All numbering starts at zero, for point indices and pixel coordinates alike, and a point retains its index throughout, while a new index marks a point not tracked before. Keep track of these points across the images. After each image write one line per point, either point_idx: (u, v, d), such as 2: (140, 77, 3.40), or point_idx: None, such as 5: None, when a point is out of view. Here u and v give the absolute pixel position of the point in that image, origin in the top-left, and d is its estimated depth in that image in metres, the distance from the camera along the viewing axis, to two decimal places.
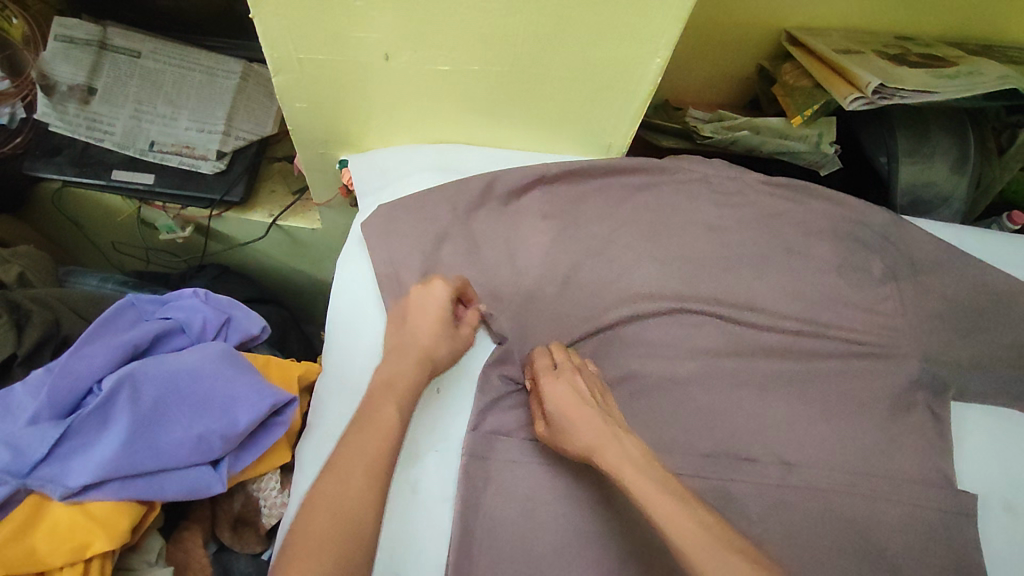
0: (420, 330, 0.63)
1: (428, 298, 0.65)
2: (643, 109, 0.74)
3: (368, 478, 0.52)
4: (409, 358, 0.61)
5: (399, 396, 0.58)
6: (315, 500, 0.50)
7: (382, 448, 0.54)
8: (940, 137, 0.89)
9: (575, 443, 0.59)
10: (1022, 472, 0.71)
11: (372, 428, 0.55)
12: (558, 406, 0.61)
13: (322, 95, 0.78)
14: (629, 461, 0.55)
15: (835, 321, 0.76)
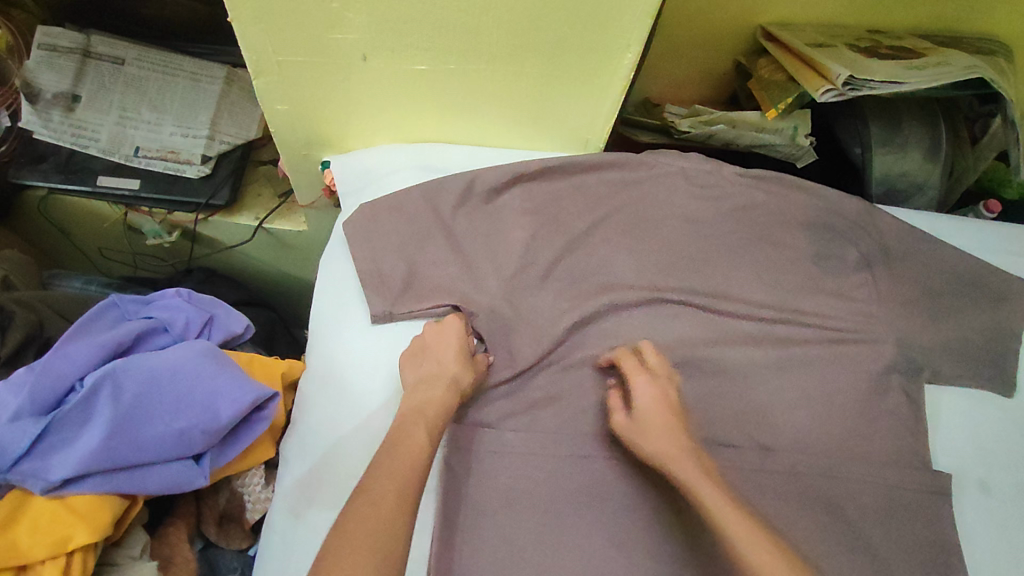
0: (443, 360, 0.65)
1: (444, 331, 0.67)
2: (618, 104, 0.76)
3: (401, 493, 0.54)
4: (438, 388, 0.63)
5: (429, 420, 0.61)
6: (350, 515, 0.52)
7: (413, 467, 0.56)
8: (912, 126, 0.91)
9: (657, 445, 0.61)
10: (995, 451, 0.73)
11: (400, 450, 0.58)
12: (649, 407, 0.64)
13: (303, 98, 0.79)
14: (706, 477, 0.59)
15: (810, 308, 0.78)
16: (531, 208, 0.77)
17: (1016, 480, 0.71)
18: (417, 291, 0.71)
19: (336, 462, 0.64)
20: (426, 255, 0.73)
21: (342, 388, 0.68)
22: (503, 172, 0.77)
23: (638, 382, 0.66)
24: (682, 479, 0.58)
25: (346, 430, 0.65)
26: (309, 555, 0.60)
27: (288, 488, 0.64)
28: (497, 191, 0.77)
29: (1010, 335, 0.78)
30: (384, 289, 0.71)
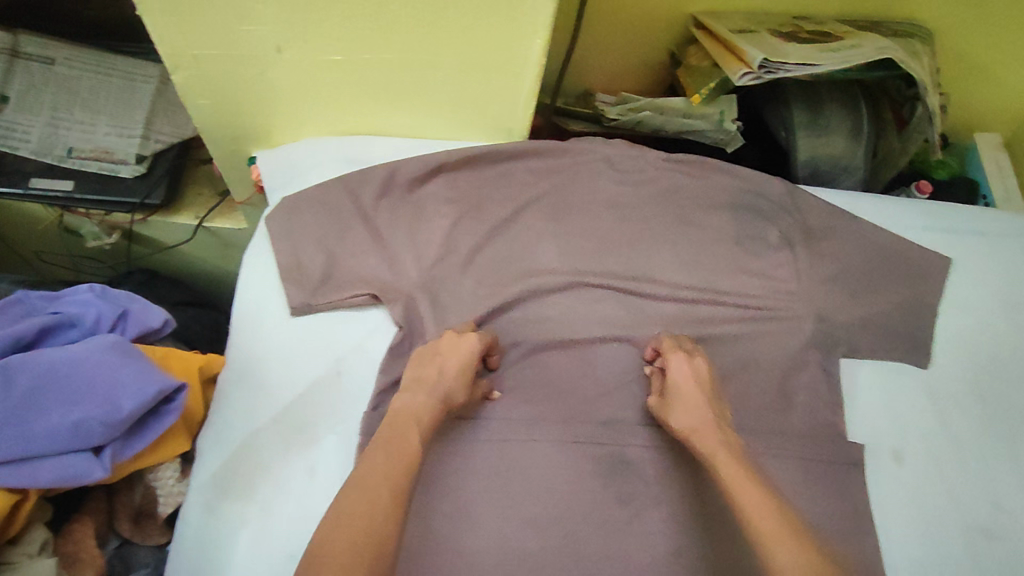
0: (447, 371, 0.64)
1: (460, 343, 0.66)
2: (534, 91, 0.76)
3: (394, 495, 0.51)
4: (430, 395, 0.62)
5: (421, 425, 0.59)
6: (340, 511, 0.49)
7: (405, 469, 0.54)
8: (834, 108, 0.93)
9: (683, 419, 0.65)
10: (908, 422, 0.75)
11: (396, 451, 0.55)
12: (681, 385, 0.67)
13: (223, 91, 0.78)
14: (732, 451, 0.60)
15: (731, 289, 0.79)
16: (454, 197, 0.77)
17: (925, 447, 0.74)
18: (337, 282, 0.71)
19: (252, 454, 0.64)
20: (346, 245, 0.73)
21: (261, 379, 0.68)
22: (424, 162, 0.76)
23: (674, 360, 0.69)
24: (705, 451, 0.61)
25: (263, 422, 0.66)
26: (222, 546, 0.61)
27: (203, 482, 0.63)
28: (419, 181, 0.77)
29: (924, 309, 0.81)
30: (303, 281, 0.71)
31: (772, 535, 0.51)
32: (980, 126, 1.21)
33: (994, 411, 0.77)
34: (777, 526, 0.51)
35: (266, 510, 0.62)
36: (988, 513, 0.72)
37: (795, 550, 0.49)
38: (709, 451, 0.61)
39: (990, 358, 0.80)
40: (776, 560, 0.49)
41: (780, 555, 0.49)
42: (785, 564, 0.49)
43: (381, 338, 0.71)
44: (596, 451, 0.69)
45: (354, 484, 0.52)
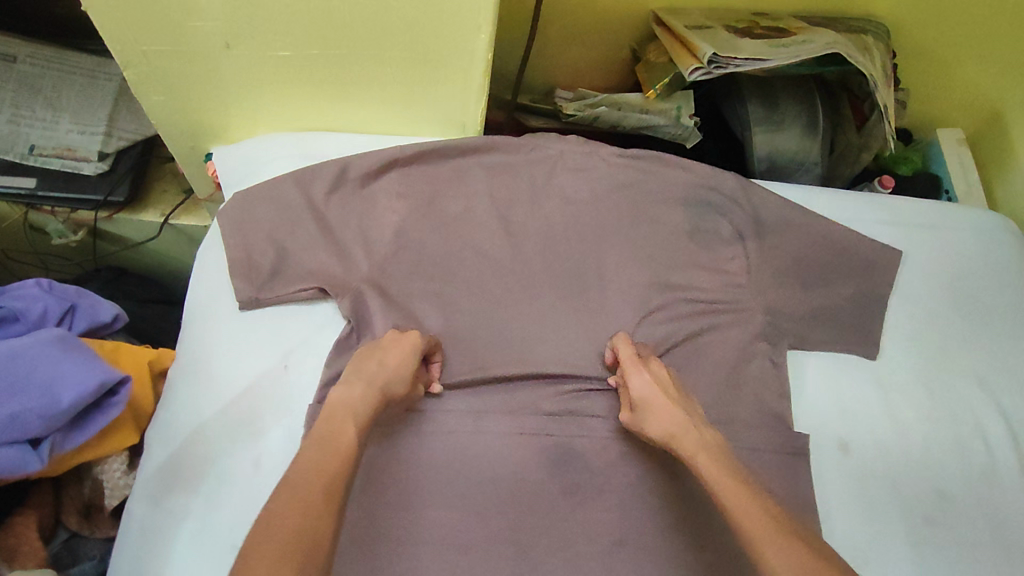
0: (387, 364, 0.64)
1: (401, 338, 0.66)
2: (484, 86, 0.77)
3: (327, 489, 0.50)
4: (368, 387, 0.61)
5: (357, 418, 0.58)
6: (273, 508, 0.47)
7: (339, 464, 0.53)
8: (790, 104, 0.94)
9: (657, 428, 0.64)
10: (855, 412, 0.76)
11: (330, 447, 0.54)
12: (645, 396, 0.66)
13: (175, 87, 0.78)
14: (706, 450, 0.60)
15: (683, 282, 0.79)
16: (405, 192, 0.77)
17: (870, 438, 0.75)
18: (286, 276, 0.72)
19: (198, 447, 0.65)
20: (297, 240, 0.72)
21: (208, 374, 0.68)
22: (376, 158, 0.77)
23: (631, 374, 0.67)
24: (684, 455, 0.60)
25: (209, 416, 0.66)
26: (166, 539, 0.61)
27: (149, 476, 0.64)
28: (371, 176, 0.77)
29: (874, 301, 0.81)
30: (252, 274, 0.71)
31: (758, 534, 0.50)
32: (943, 120, 1.22)
33: (944, 403, 0.78)
34: (761, 520, 0.51)
35: (210, 502, 0.63)
36: (931, 501, 0.73)
37: (783, 545, 0.49)
38: (688, 454, 0.60)
39: (941, 350, 0.80)
40: (762, 556, 0.49)
41: (767, 551, 0.49)
42: (775, 563, 0.48)
43: (329, 333, 0.71)
44: (543, 443, 0.70)
45: (288, 481, 0.50)
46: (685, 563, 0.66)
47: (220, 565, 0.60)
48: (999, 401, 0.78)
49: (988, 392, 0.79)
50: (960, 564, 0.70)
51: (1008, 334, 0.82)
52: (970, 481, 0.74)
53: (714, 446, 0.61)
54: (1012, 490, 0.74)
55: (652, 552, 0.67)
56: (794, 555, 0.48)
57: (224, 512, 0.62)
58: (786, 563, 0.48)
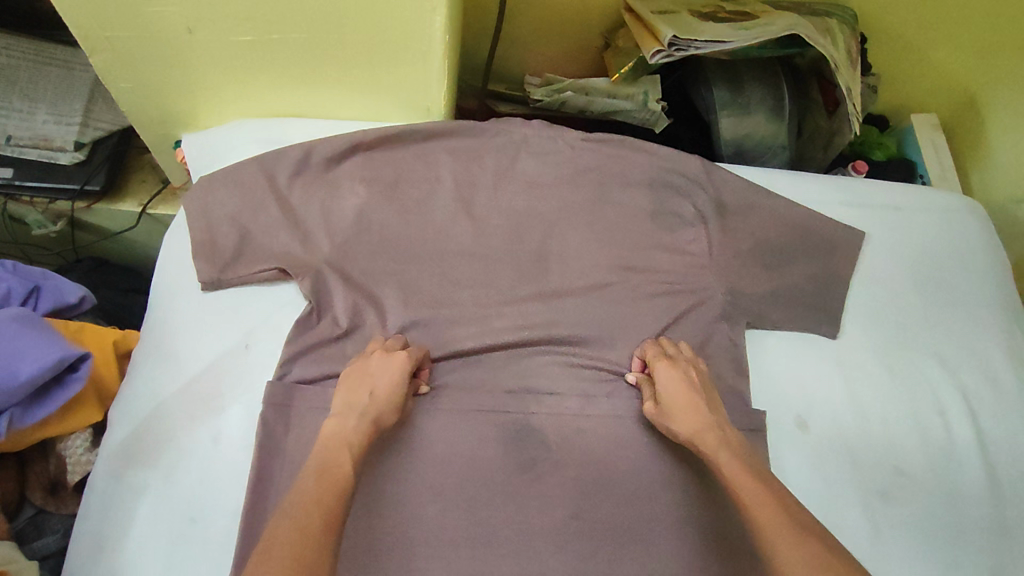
0: (378, 392, 0.63)
1: (393, 359, 0.66)
2: (445, 68, 0.78)
3: (326, 522, 0.48)
4: (361, 418, 0.61)
5: (353, 449, 0.57)
6: (271, 540, 0.46)
7: (336, 494, 0.52)
8: (755, 87, 0.95)
9: (684, 424, 0.65)
10: (815, 389, 0.77)
11: (329, 478, 0.53)
12: (671, 392, 0.67)
13: (141, 74, 0.79)
14: (727, 448, 0.61)
15: (646, 264, 0.80)
16: (369, 176, 0.78)
17: (830, 415, 0.76)
18: (249, 257, 0.72)
19: (159, 423, 0.66)
20: (260, 222, 0.73)
21: (170, 353, 0.70)
22: (338, 143, 0.77)
23: (658, 368, 0.69)
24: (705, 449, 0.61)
25: (170, 392, 0.68)
26: (126, 512, 0.63)
27: (110, 452, 0.65)
28: (335, 160, 0.77)
29: (836, 281, 0.82)
30: (214, 255, 0.72)
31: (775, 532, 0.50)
32: (919, 106, 1.21)
33: (904, 381, 0.78)
34: (779, 513, 0.52)
35: (169, 476, 0.64)
36: (890, 476, 0.74)
37: (795, 538, 0.49)
38: (712, 451, 0.61)
39: (903, 328, 0.81)
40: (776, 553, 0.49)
41: (780, 547, 0.49)
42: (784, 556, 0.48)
43: (290, 312, 0.72)
44: (501, 420, 0.71)
45: (286, 513, 0.49)
46: (640, 533, 0.68)
47: (177, 536, 0.62)
48: (959, 378, 0.79)
49: (949, 369, 0.80)
50: (918, 538, 0.71)
51: (970, 313, 0.83)
52: (929, 457, 0.75)
53: (735, 445, 0.62)
54: (971, 466, 0.75)
55: (607, 522, 0.67)
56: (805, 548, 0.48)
57: (182, 485, 0.64)
58: (803, 561, 0.47)
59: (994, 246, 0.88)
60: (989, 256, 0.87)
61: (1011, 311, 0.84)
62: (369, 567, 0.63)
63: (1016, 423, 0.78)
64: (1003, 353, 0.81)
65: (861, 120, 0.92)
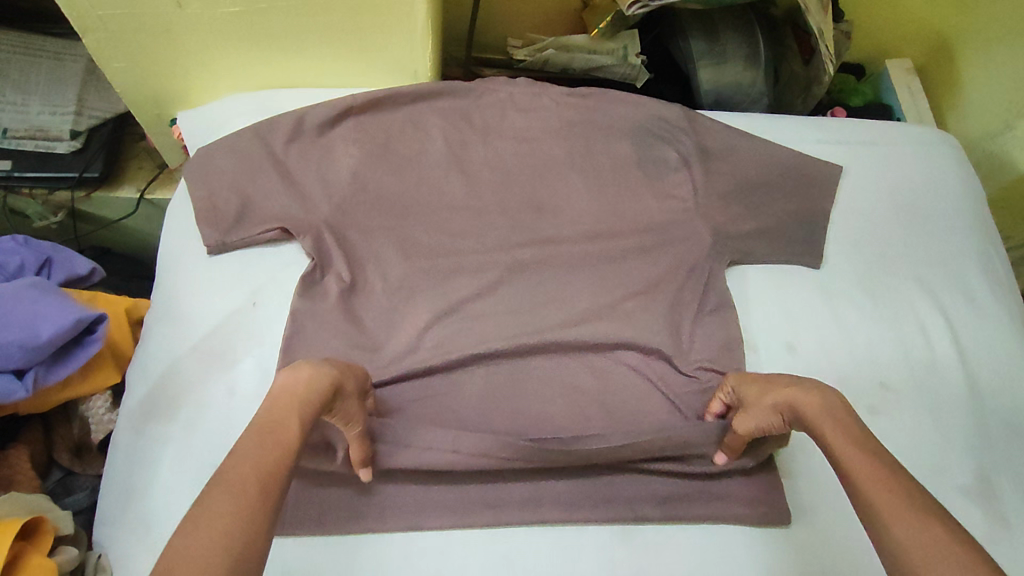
0: (337, 364, 0.59)
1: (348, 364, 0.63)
2: (429, 29, 0.80)
3: (264, 492, 0.44)
4: (317, 374, 0.54)
5: (305, 408, 0.51)
6: (198, 511, 0.42)
7: (280, 462, 0.47)
8: (730, 35, 0.98)
9: (776, 397, 0.62)
10: (802, 315, 0.80)
11: (272, 440, 0.48)
12: (744, 385, 0.67)
13: (136, 54, 0.81)
14: (830, 410, 0.58)
15: (635, 208, 0.82)
16: (361, 138, 0.80)
17: (817, 339, 0.79)
18: (252, 219, 0.75)
19: (176, 379, 0.70)
20: (259, 186, 0.76)
21: (181, 316, 0.73)
22: (330, 107, 0.79)
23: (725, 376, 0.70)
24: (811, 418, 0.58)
25: (185, 350, 0.71)
26: (150, 464, 0.67)
27: (131, 409, 0.69)
28: (329, 125, 0.79)
29: (816, 215, 0.84)
30: (218, 220, 0.75)
31: (889, 514, 0.48)
32: (892, 53, 1.23)
33: (885, 304, 0.82)
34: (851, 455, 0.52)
35: (191, 428, 0.68)
36: (875, 392, 0.77)
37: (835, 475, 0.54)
38: (815, 416, 0.58)
39: (885, 255, 0.84)
40: None
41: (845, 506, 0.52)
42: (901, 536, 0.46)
43: (294, 270, 0.75)
44: (502, 363, 0.74)
45: (219, 479, 0.44)
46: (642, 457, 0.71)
47: (201, 483, 0.65)
48: (940, 300, 0.83)
49: (931, 292, 0.83)
50: (907, 448, 0.74)
51: (949, 240, 0.86)
52: (915, 374, 0.78)
53: (839, 406, 0.59)
54: (954, 380, 0.78)
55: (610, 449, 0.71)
56: (926, 533, 0.45)
57: (202, 435, 0.67)
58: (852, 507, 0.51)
59: (970, 175, 0.92)
60: (964, 185, 0.90)
61: (988, 234, 0.88)
62: (383, 504, 0.67)
63: (997, 339, 0.82)
64: (981, 274, 0.85)
65: (834, 64, 0.95)
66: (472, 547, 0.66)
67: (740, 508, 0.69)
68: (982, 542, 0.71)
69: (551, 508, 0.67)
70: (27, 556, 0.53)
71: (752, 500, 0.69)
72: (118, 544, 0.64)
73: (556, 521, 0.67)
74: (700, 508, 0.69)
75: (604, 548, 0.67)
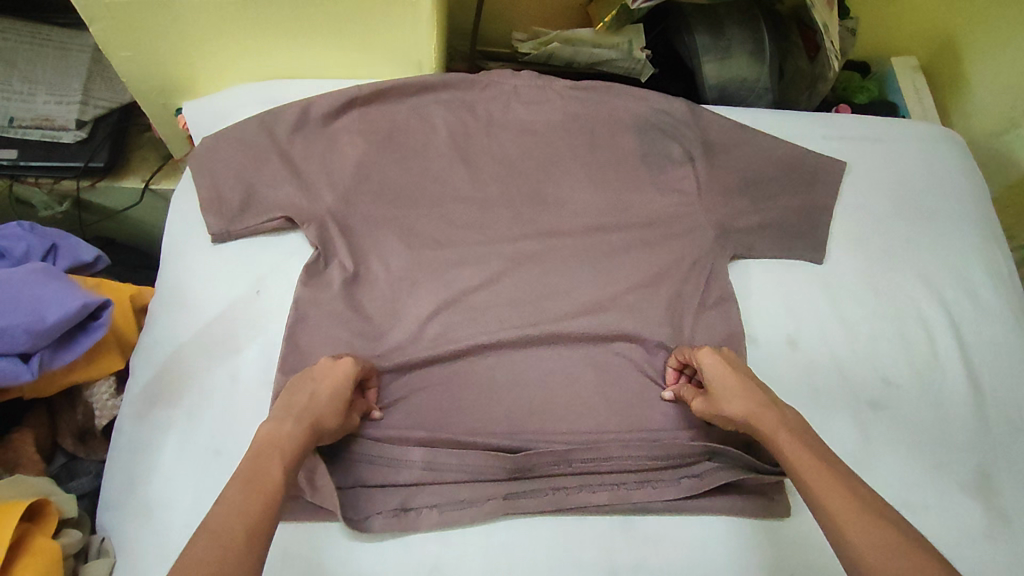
0: (320, 395, 0.61)
1: (336, 366, 0.64)
2: (434, 21, 0.81)
3: (253, 537, 0.47)
4: (298, 423, 0.57)
5: (286, 456, 0.54)
6: (187, 558, 0.45)
7: (265, 506, 0.49)
8: (735, 29, 0.99)
9: (736, 408, 0.64)
10: (803, 310, 0.80)
11: (255, 485, 0.50)
12: (716, 376, 0.66)
13: (143, 42, 0.81)
14: (786, 427, 0.61)
15: (638, 201, 0.82)
16: (365, 129, 0.80)
17: (818, 333, 0.79)
18: (256, 208, 0.75)
19: (180, 365, 0.70)
20: (264, 176, 0.76)
21: (186, 303, 0.73)
22: (335, 97, 0.79)
23: (700, 354, 0.68)
24: (766, 433, 0.61)
25: (187, 336, 0.72)
26: (153, 449, 0.67)
27: (135, 395, 0.69)
28: (333, 115, 0.79)
29: (819, 211, 0.84)
30: (222, 209, 0.75)
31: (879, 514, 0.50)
32: (899, 50, 1.23)
33: (887, 300, 0.82)
34: (820, 475, 0.55)
35: (193, 415, 0.68)
36: (876, 386, 0.77)
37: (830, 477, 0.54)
38: (771, 433, 0.61)
39: (888, 252, 0.84)
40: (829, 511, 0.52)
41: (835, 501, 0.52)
42: (860, 544, 0.49)
43: (298, 259, 0.76)
44: (504, 355, 0.74)
45: (206, 526, 0.47)
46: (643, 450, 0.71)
47: (204, 467, 0.66)
48: (942, 296, 0.83)
49: (933, 288, 0.83)
50: (908, 443, 0.75)
51: (951, 236, 0.86)
52: (916, 369, 0.79)
53: (795, 424, 0.62)
54: (956, 376, 0.78)
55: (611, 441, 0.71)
56: (884, 542, 0.49)
57: (205, 421, 0.68)
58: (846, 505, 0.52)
59: (973, 171, 0.92)
60: (967, 181, 0.90)
61: (990, 231, 0.88)
62: (384, 492, 0.67)
63: (998, 335, 0.82)
64: (983, 271, 0.85)
65: (839, 60, 0.95)
66: (472, 537, 0.66)
67: (739, 499, 0.69)
68: (981, 536, 0.71)
69: (550, 497, 0.68)
70: (31, 538, 0.54)
71: (752, 493, 0.70)
72: (120, 528, 0.64)
73: (556, 511, 0.67)
74: (701, 500, 0.69)
75: (604, 540, 0.67)
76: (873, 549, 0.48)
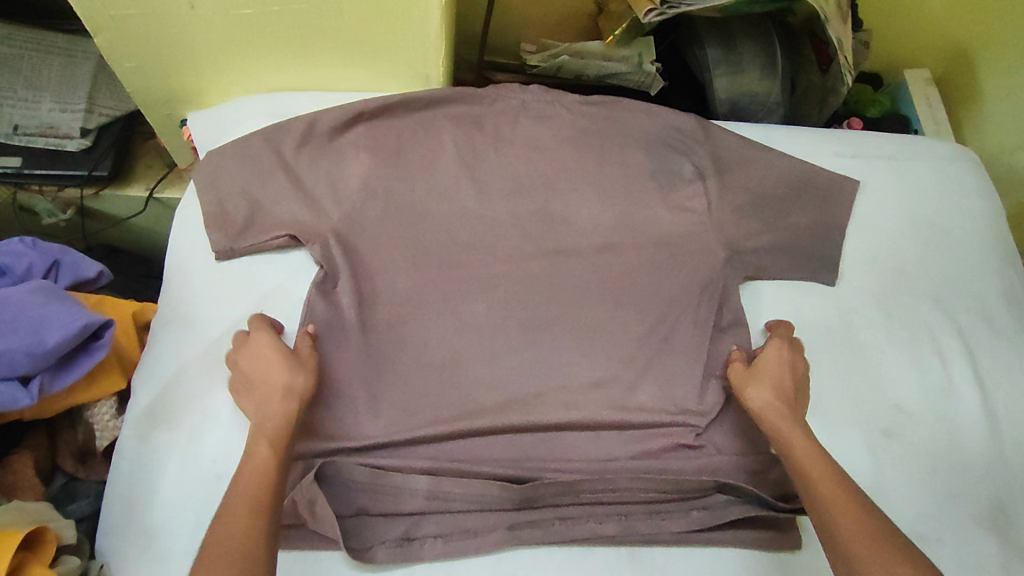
0: (262, 364, 0.65)
1: (258, 331, 0.68)
2: (443, 33, 0.79)
3: (253, 511, 0.55)
4: (265, 396, 0.63)
5: (269, 432, 0.60)
6: (210, 543, 0.53)
7: (260, 482, 0.57)
8: (747, 43, 0.97)
9: (765, 396, 0.67)
10: (815, 332, 0.79)
11: (247, 468, 0.57)
12: (768, 362, 0.70)
13: (148, 52, 0.80)
14: (802, 428, 0.65)
15: (648, 219, 0.81)
16: (371, 143, 0.79)
17: (830, 357, 0.78)
18: (261, 225, 0.74)
19: (182, 387, 0.69)
20: (269, 191, 0.75)
21: (188, 323, 0.72)
22: (341, 112, 0.78)
23: (770, 344, 0.72)
24: (784, 430, 0.65)
25: (190, 356, 0.71)
26: (154, 473, 0.66)
27: (136, 417, 0.68)
28: (339, 130, 0.78)
29: (833, 231, 0.83)
30: (226, 225, 0.74)
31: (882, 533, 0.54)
32: (913, 61, 1.21)
33: (900, 323, 0.80)
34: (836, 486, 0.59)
35: (194, 438, 0.67)
36: (888, 413, 0.76)
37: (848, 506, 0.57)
38: (786, 429, 0.65)
39: (902, 274, 0.83)
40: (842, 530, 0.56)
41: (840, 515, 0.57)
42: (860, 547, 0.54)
43: (304, 280, 0.75)
44: (510, 377, 0.73)
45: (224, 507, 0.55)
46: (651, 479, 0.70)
47: (206, 491, 0.65)
48: (956, 320, 0.81)
49: (946, 311, 0.82)
50: (920, 471, 0.73)
51: (966, 258, 0.85)
52: (929, 395, 0.77)
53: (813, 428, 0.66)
54: (969, 402, 0.77)
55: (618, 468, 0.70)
56: (892, 557, 0.52)
57: (208, 444, 0.67)
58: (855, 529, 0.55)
59: (990, 191, 0.90)
60: (983, 201, 0.89)
61: (1006, 253, 0.86)
62: (388, 520, 0.66)
63: (1013, 361, 0.80)
64: (998, 293, 0.83)
65: (853, 74, 0.93)
66: (476, 568, 0.65)
67: (750, 530, 0.68)
68: (997, 569, 0.69)
69: (557, 528, 0.66)
70: (28, 568, 0.53)
71: (763, 524, 0.68)
72: (120, 555, 0.63)
73: (562, 541, 0.66)
74: (711, 532, 0.67)
75: (610, 569, 0.66)
76: (857, 539, 0.54)
